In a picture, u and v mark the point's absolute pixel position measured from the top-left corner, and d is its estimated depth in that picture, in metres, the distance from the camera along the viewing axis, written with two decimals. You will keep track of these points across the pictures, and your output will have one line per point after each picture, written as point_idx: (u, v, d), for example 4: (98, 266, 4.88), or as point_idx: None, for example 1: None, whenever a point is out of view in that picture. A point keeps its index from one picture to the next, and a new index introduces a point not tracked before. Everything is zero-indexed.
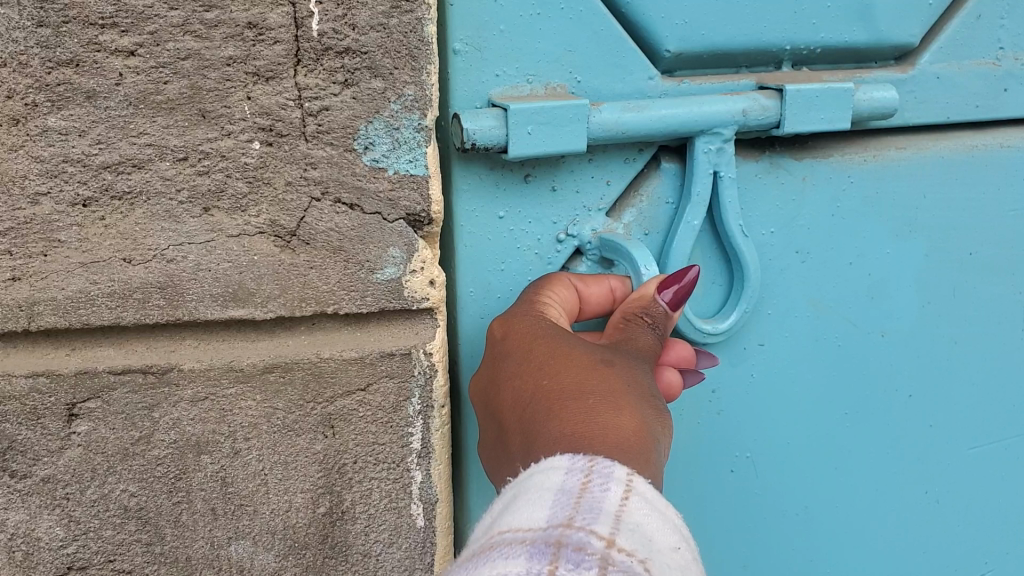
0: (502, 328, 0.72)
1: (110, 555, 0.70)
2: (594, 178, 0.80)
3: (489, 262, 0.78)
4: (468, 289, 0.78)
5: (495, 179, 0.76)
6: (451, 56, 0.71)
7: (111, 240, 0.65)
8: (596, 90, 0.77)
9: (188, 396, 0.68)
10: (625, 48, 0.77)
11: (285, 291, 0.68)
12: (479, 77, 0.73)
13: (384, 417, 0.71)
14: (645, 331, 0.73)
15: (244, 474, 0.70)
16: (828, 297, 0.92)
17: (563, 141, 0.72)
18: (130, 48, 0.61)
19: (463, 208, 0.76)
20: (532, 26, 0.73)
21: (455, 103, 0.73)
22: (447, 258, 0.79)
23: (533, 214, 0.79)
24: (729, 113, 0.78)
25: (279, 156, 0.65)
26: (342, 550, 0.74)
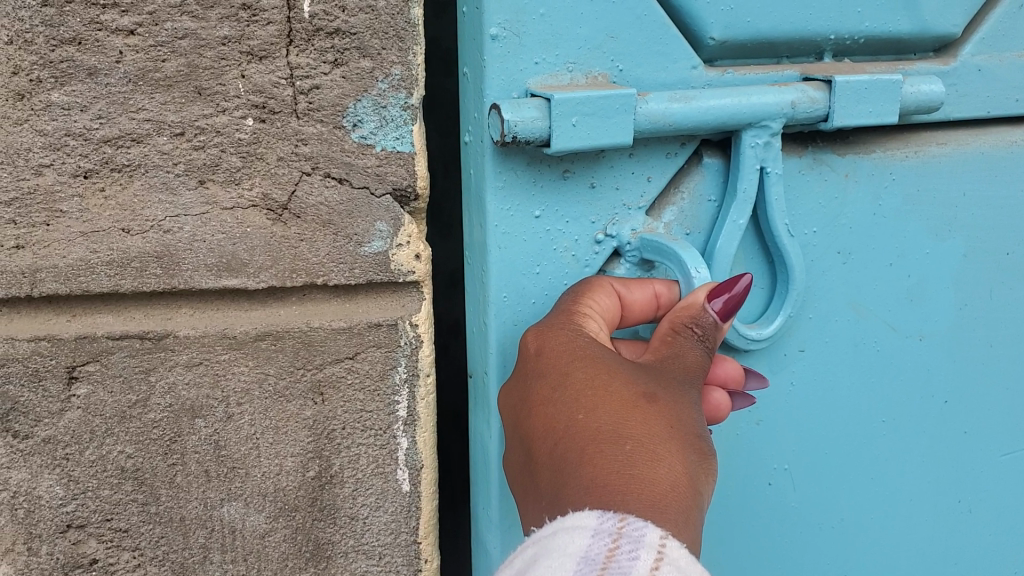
0: (540, 345, 0.71)
1: (107, 514, 0.73)
2: (635, 174, 0.81)
3: (526, 264, 0.79)
4: (502, 293, 0.79)
5: (533, 176, 0.77)
6: (487, 41, 0.71)
7: (110, 211, 0.68)
8: (637, 78, 0.78)
9: (182, 361, 0.71)
10: (667, 36, 0.78)
11: (276, 262, 0.71)
12: (517, 63, 0.73)
13: (372, 385, 0.74)
14: (694, 344, 0.72)
15: (237, 438, 0.73)
16: (867, 299, 0.94)
17: (608, 132, 0.72)
18: (130, 28, 0.64)
19: (499, 206, 0.76)
20: (574, 10, 0.74)
21: (491, 89, 0.73)
22: (477, 259, 0.79)
23: (572, 213, 0.80)
24: (778, 105, 0.79)
25: (271, 132, 0.68)
26: (330, 513, 0.76)
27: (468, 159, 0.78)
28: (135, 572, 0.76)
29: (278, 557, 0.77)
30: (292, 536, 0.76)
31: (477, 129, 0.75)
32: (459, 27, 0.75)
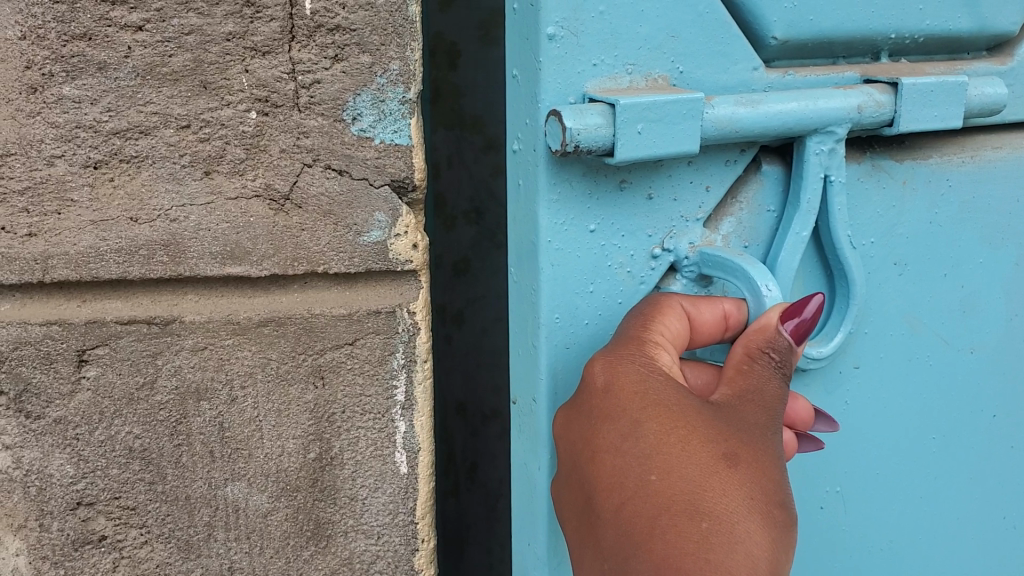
0: (609, 380, 0.69)
1: (115, 492, 0.76)
2: (694, 183, 0.82)
3: (580, 284, 0.78)
4: (553, 314, 0.78)
5: (591, 188, 0.76)
6: (546, 41, 0.71)
7: (119, 201, 0.71)
8: (698, 80, 0.78)
9: (188, 345, 0.73)
10: (728, 35, 0.78)
11: (278, 250, 0.73)
12: (577, 65, 0.73)
13: (371, 369, 0.76)
14: (773, 372, 0.69)
15: (240, 420, 0.76)
16: (921, 312, 0.96)
17: (674, 140, 0.72)
18: (138, 24, 0.67)
19: (554, 220, 0.75)
20: (635, 9, 0.74)
21: (547, 94, 0.72)
22: (527, 277, 0.78)
23: (628, 227, 0.80)
24: (844, 110, 0.80)
25: (273, 125, 0.71)
26: (330, 493, 0.79)
27: (517, 169, 0.78)
28: (142, 550, 0.78)
29: (280, 536, 0.79)
30: (293, 516, 0.79)
31: (529, 139, 0.75)
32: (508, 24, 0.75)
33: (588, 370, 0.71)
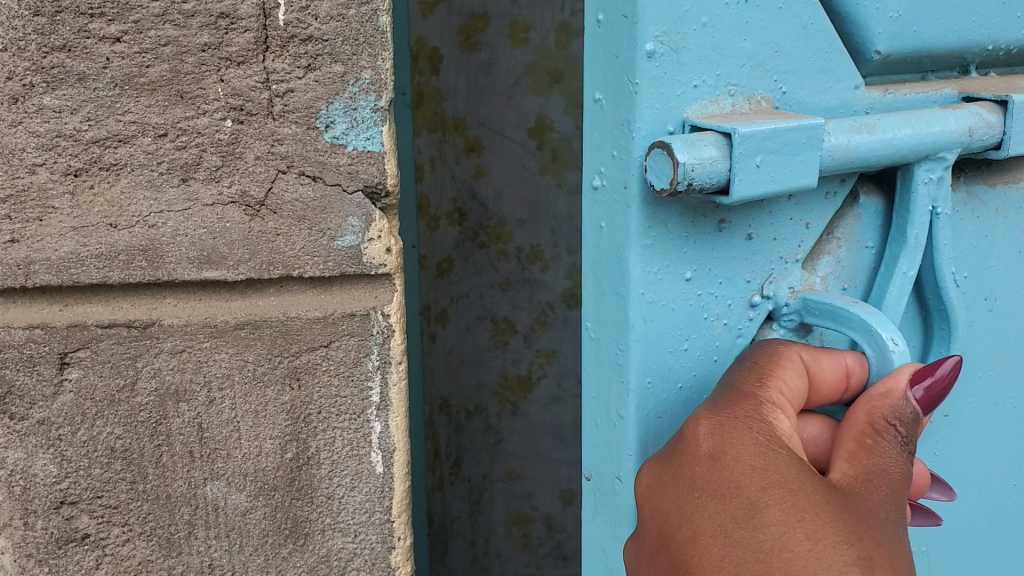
0: (717, 447, 0.62)
1: (97, 491, 0.78)
2: (794, 220, 0.77)
3: (674, 340, 0.74)
4: (645, 376, 0.74)
5: (688, 231, 0.72)
6: (645, 59, 0.65)
7: (98, 207, 0.73)
8: (799, 101, 0.73)
9: (167, 348, 0.75)
10: (833, 50, 0.74)
11: (254, 255, 0.75)
12: (678, 87, 0.68)
13: (346, 371, 0.78)
14: (900, 448, 0.63)
15: (218, 421, 0.78)
16: (1006, 351, 0.94)
17: (792, 171, 0.66)
18: (116, 36, 0.69)
19: (650, 272, 0.71)
20: (738, 20, 0.69)
21: (643, 121, 0.67)
22: (614, 330, 0.74)
23: (726, 271, 0.75)
24: (954, 133, 0.76)
25: (249, 133, 0.72)
26: (308, 492, 0.81)
27: (599, 209, 0.72)
28: (125, 547, 0.80)
29: (259, 534, 0.81)
30: (272, 514, 0.81)
31: (616, 175, 0.70)
32: (591, 36, 0.69)
33: (695, 434, 0.64)
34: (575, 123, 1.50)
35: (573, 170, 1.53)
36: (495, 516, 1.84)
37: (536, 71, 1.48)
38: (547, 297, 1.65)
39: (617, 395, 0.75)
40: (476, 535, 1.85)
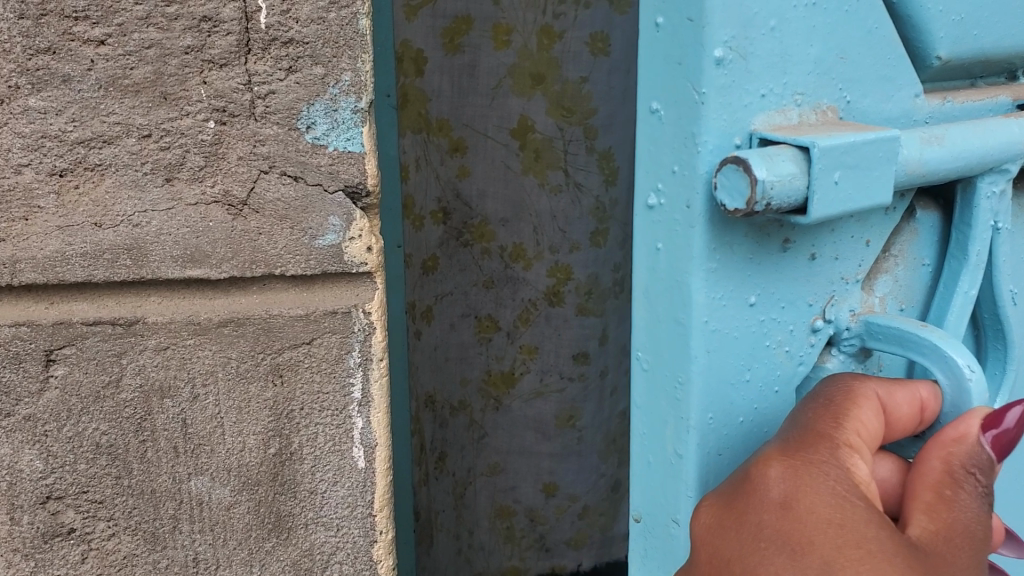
0: (789, 496, 0.58)
1: (83, 486, 0.79)
2: (855, 238, 0.77)
3: (736, 369, 0.73)
4: (705, 408, 0.72)
5: (753, 252, 0.70)
6: (713, 67, 0.63)
7: (83, 207, 0.74)
8: (860, 111, 0.73)
9: (151, 345, 0.77)
10: (895, 56, 0.74)
11: (236, 254, 0.76)
12: (744, 96, 0.66)
13: (327, 367, 0.79)
14: (979, 498, 0.60)
15: (202, 417, 0.79)
16: None
17: (868, 186, 0.65)
18: (100, 38, 0.71)
19: (715, 298, 0.69)
20: (807, 24, 0.68)
21: (709, 133, 0.65)
22: (671, 360, 0.72)
23: (788, 294, 0.74)
24: (1016, 147, 0.80)
25: (231, 133, 0.74)
26: (290, 487, 0.82)
27: (656, 230, 0.70)
28: (110, 542, 0.81)
29: (242, 528, 0.82)
30: (255, 509, 0.82)
31: (676, 192, 0.67)
32: (647, 43, 0.67)
33: (764, 479, 0.60)
34: (555, 125, 1.77)
35: (553, 170, 1.80)
36: (479, 509, 2.06)
37: (519, 74, 1.72)
38: (529, 294, 1.89)
39: (674, 429, 0.73)
40: (460, 530, 2.07)
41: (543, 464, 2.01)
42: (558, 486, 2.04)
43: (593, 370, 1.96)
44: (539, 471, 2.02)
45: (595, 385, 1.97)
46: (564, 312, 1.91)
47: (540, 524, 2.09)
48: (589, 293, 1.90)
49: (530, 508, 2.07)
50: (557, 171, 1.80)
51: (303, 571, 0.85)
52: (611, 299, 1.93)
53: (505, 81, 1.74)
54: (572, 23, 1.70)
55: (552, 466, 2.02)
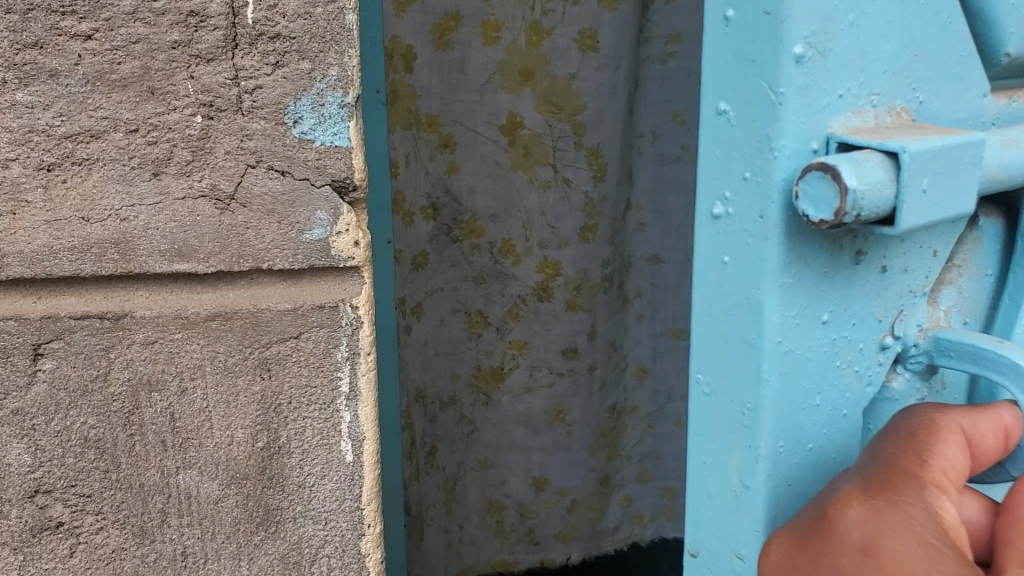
0: (868, 542, 0.52)
1: (71, 480, 0.80)
2: (924, 248, 0.74)
3: (806, 390, 0.69)
4: (776, 432, 0.68)
5: (827, 266, 0.66)
6: (792, 63, 0.60)
7: (71, 201, 0.74)
8: (933, 112, 0.71)
9: (139, 339, 0.77)
10: (966, 55, 0.72)
11: (224, 248, 0.77)
12: (825, 94, 0.62)
13: (315, 361, 0.80)
14: None
15: (190, 411, 0.79)
16: None
17: (953, 193, 0.62)
18: (87, 33, 0.71)
19: (787, 316, 0.65)
20: (884, 19, 0.65)
21: (786, 137, 0.61)
22: (738, 381, 0.68)
23: (859, 309, 0.70)
24: None
25: (218, 128, 0.74)
26: (278, 481, 0.82)
27: (723, 241, 0.67)
28: (98, 536, 0.81)
29: (231, 522, 0.83)
30: (243, 502, 0.82)
31: (746, 201, 0.64)
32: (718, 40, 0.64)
33: (844, 523, 0.54)
34: (544, 121, 1.83)
35: (542, 166, 1.86)
36: (470, 503, 2.12)
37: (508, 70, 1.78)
38: (518, 290, 1.95)
39: (742, 457, 0.69)
40: (451, 524, 2.11)
41: (533, 458, 2.09)
42: (548, 479, 2.11)
43: (581, 365, 2.02)
44: (529, 465, 2.10)
45: (584, 380, 2.03)
46: (553, 308, 1.96)
47: (530, 518, 2.15)
48: (578, 288, 1.96)
49: (520, 502, 2.14)
50: (546, 168, 1.86)
51: (291, 565, 0.85)
52: (600, 294, 1.98)
53: (494, 79, 1.79)
54: (560, 19, 1.75)
55: (542, 460, 2.09)
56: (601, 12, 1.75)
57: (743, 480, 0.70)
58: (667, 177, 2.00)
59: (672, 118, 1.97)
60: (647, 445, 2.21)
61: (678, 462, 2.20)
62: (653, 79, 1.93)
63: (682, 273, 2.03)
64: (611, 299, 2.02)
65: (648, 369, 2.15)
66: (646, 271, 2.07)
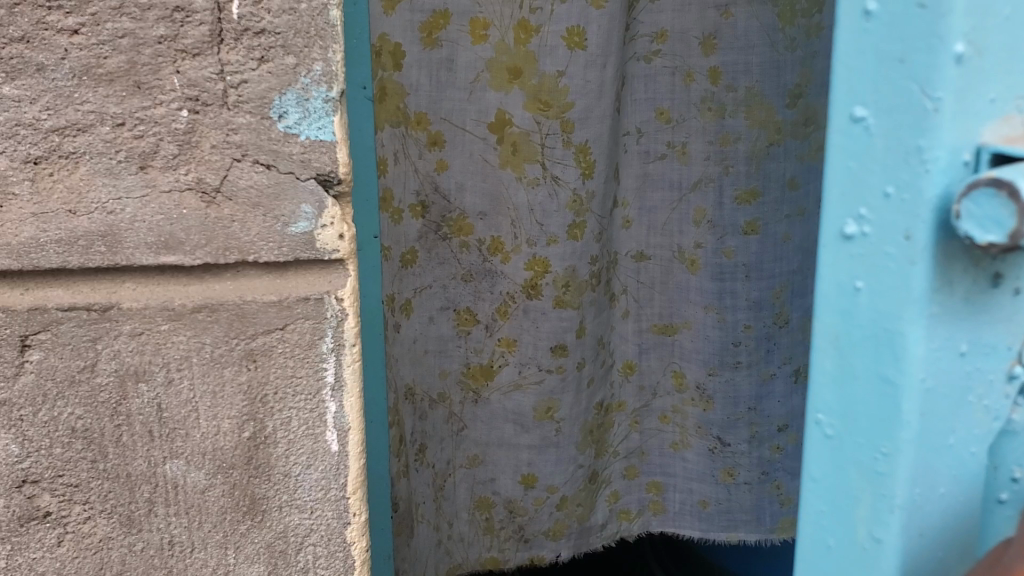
0: None
1: (59, 470, 0.80)
2: None
3: (945, 429, 0.63)
4: (912, 479, 0.62)
5: (969, 295, 0.61)
6: (953, 62, 0.56)
7: (58, 194, 0.75)
8: None
9: (126, 330, 0.78)
10: None
11: (210, 240, 0.77)
12: (978, 94, 0.58)
13: (301, 353, 0.81)
14: None
15: (177, 401, 0.80)
16: None
17: None
18: (74, 28, 0.72)
19: (928, 350, 0.60)
20: None
21: (939, 147, 0.57)
22: (869, 426, 0.63)
23: (998, 337, 0.63)
24: None
25: (204, 122, 0.75)
26: (265, 470, 0.83)
27: (856, 268, 0.62)
28: (86, 525, 0.82)
29: (217, 511, 0.84)
30: (230, 492, 0.83)
31: (886, 219, 0.60)
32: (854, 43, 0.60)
33: None
34: (532, 118, 1.84)
35: (531, 163, 1.86)
36: (458, 500, 2.09)
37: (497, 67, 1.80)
38: (506, 287, 1.94)
39: (872, 512, 0.64)
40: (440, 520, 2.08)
41: (523, 455, 2.06)
42: (536, 476, 2.08)
43: (570, 363, 2.00)
44: (519, 463, 2.07)
45: (572, 377, 2.02)
46: (542, 306, 1.95)
47: (519, 515, 2.11)
48: (567, 286, 1.94)
49: (509, 499, 2.10)
50: (535, 165, 1.86)
51: (277, 554, 0.86)
52: (587, 292, 1.97)
53: (483, 76, 1.81)
54: (548, 17, 1.77)
55: (531, 457, 2.06)
56: (589, 10, 1.76)
57: (876, 539, 0.64)
58: (651, 175, 2.08)
59: (657, 115, 2.03)
60: (633, 441, 2.24)
61: (662, 457, 2.25)
62: (638, 77, 2.02)
63: (668, 270, 2.13)
64: (598, 297, 2.02)
65: (633, 365, 2.20)
66: (632, 268, 2.13)
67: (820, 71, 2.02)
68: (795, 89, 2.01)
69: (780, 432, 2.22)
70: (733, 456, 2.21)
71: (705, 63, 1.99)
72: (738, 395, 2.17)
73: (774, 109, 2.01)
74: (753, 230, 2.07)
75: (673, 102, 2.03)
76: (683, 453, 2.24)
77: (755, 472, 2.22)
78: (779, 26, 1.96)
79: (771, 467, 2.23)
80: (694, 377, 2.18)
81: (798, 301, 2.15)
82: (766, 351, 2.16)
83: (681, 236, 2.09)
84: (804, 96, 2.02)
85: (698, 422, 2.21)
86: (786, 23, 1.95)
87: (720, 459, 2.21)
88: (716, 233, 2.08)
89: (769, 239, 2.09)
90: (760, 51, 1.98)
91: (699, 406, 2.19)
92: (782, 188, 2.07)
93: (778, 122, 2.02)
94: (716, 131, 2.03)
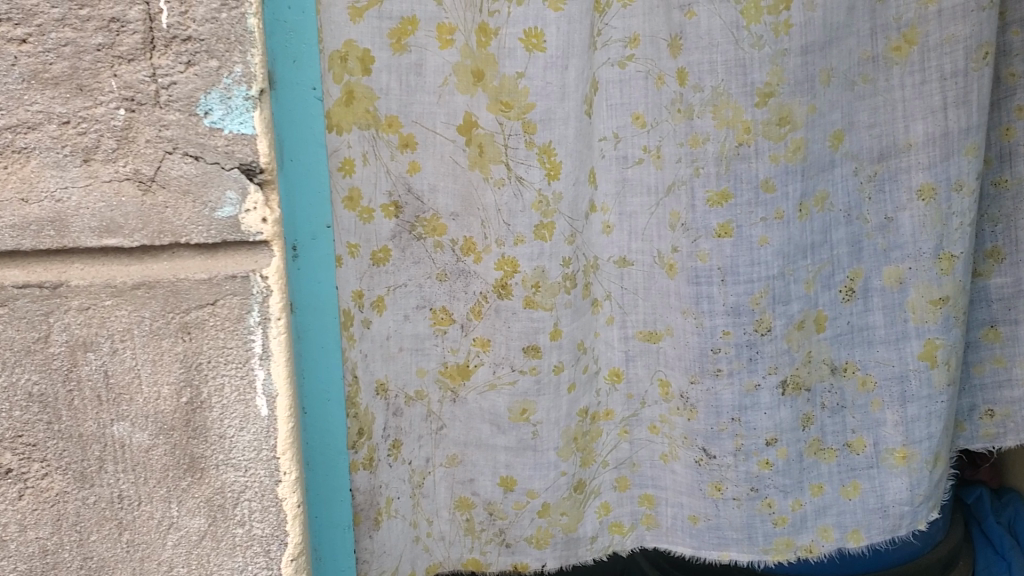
0: None
1: (19, 430, 0.90)
2: None
3: None
4: None
5: None
6: None
7: (11, 185, 0.85)
8: None
9: (74, 305, 0.88)
10: None
11: (147, 224, 0.87)
12: None
13: (230, 325, 0.90)
14: None
15: (121, 368, 0.90)
16: None
17: None
18: (22, 37, 0.83)
19: None
20: None
21: None
22: None
23: None
24: None
25: (139, 120, 0.85)
26: (202, 432, 0.93)
27: None
28: (44, 480, 0.92)
29: (161, 468, 0.93)
30: (171, 451, 0.93)
31: None
32: None
33: None
34: (495, 120, 1.91)
35: (496, 163, 1.93)
36: (439, 499, 2.13)
37: (462, 70, 1.90)
38: (479, 286, 2.00)
39: None
40: (421, 517, 2.12)
41: (500, 457, 2.09)
42: (515, 480, 2.11)
43: (545, 363, 2.02)
44: (496, 464, 2.10)
45: (548, 378, 2.03)
46: (513, 305, 1.99)
47: (499, 518, 2.14)
48: (537, 286, 1.98)
49: (489, 501, 2.13)
50: (499, 165, 1.93)
51: (216, 507, 0.95)
52: (561, 294, 2.00)
53: (451, 80, 1.90)
54: (506, 19, 1.85)
55: (508, 459, 2.09)
56: (546, 12, 1.84)
57: None
58: (631, 180, 2.09)
59: (633, 120, 2.06)
60: (623, 451, 2.24)
61: (654, 468, 2.26)
62: (613, 83, 2.03)
63: (650, 276, 2.13)
64: (576, 300, 2.03)
65: (621, 373, 2.20)
66: (615, 273, 2.13)
67: (791, 70, 1.99)
68: (764, 88, 1.99)
69: (769, 446, 2.17)
70: (719, 470, 2.18)
71: (673, 64, 2.02)
72: (720, 405, 2.13)
73: (741, 108, 2.00)
74: (726, 232, 2.05)
75: (647, 105, 2.05)
76: (673, 465, 2.23)
77: (742, 487, 2.19)
78: (744, 23, 1.96)
79: (760, 483, 2.19)
80: (678, 386, 2.17)
81: (779, 308, 2.10)
82: (749, 359, 2.11)
83: (659, 241, 2.10)
84: (775, 95, 2.00)
85: (684, 432, 2.19)
86: (751, 21, 1.95)
87: (707, 472, 2.18)
88: (689, 236, 2.08)
89: (744, 242, 2.05)
90: (724, 49, 1.98)
91: (684, 416, 2.17)
92: (755, 189, 2.04)
93: (747, 121, 2.01)
94: (686, 132, 2.05)
